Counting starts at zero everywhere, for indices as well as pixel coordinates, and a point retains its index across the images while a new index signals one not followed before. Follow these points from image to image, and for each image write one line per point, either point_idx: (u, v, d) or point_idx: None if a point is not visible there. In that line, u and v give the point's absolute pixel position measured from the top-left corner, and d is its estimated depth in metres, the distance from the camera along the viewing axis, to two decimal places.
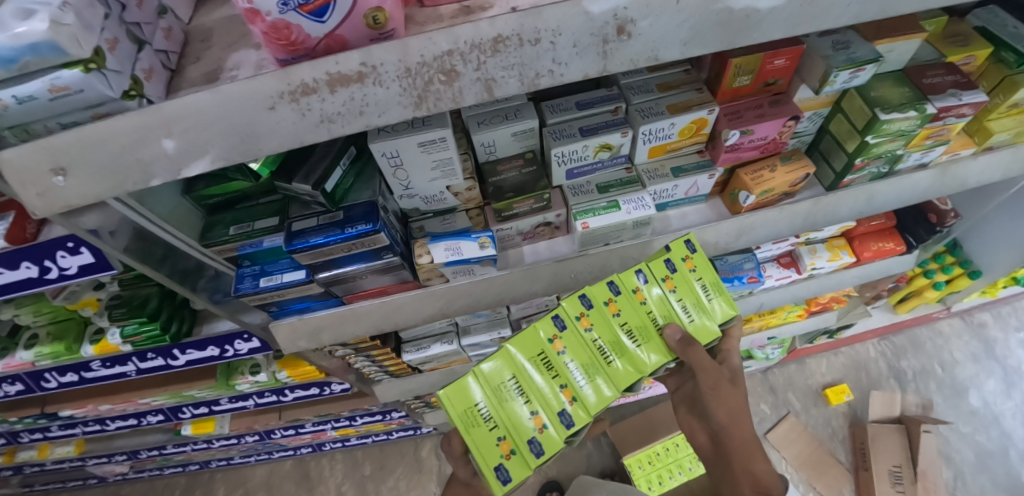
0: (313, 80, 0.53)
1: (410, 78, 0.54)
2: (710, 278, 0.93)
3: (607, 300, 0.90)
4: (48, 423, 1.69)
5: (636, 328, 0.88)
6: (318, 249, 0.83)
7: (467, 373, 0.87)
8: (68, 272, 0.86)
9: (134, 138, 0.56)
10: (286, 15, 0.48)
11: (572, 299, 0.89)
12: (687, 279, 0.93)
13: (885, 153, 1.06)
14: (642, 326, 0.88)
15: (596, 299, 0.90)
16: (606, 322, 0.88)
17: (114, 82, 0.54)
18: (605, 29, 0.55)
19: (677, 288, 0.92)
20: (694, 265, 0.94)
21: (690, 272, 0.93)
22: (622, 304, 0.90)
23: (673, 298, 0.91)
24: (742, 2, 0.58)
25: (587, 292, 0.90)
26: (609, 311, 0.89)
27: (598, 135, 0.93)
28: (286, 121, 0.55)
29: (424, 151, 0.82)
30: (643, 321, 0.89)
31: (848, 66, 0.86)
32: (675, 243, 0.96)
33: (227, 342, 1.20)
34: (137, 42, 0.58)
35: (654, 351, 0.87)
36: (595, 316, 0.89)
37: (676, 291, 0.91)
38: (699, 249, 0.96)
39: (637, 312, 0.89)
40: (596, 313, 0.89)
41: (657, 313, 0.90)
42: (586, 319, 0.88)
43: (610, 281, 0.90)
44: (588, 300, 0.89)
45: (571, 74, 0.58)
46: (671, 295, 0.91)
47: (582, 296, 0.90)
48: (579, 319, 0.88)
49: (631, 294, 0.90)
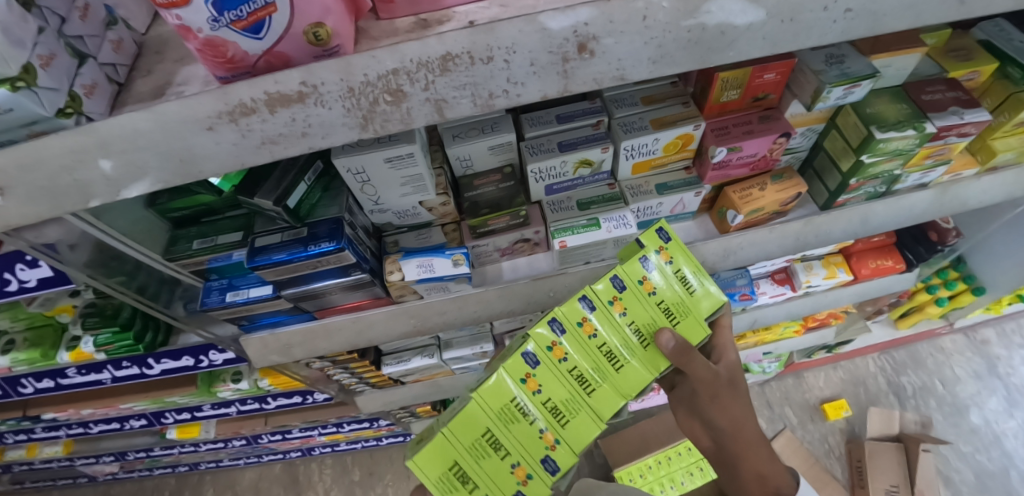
0: (252, 100, 0.51)
1: (354, 97, 0.52)
2: (689, 265, 0.84)
3: (579, 321, 0.82)
4: (31, 425, 1.69)
5: (618, 346, 0.82)
6: (282, 266, 0.81)
7: (441, 428, 0.80)
8: (27, 285, 0.84)
9: (72, 158, 0.54)
10: (218, 31, 0.44)
11: (540, 328, 0.82)
12: (666, 273, 0.83)
13: (882, 173, 1.02)
14: (624, 342, 0.82)
15: (567, 323, 0.82)
16: (582, 348, 0.82)
17: (47, 100, 0.52)
18: (564, 47, 0.52)
19: (655, 286, 0.83)
20: (671, 256, 0.84)
21: (668, 265, 0.83)
22: (597, 320, 0.82)
23: (654, 301, 0.82)
24: (718, 18, 0.54)
25: (556, 317, 0.82)
26: (584, 333, 0.82)
27: (577, 150, 0.89)
28: (226, 142, 0.54)
29: (392, 167, 0.79)
30: (624, 337, 0.82)
31: (842, 81, 0.81)
32: (646, 235, 0.84)
33: (202, 352, 1.18)
34: (77, 57, 0.56)
35: (641, 365, 0.81)
36: (568, 341, 0.82)
37: (655, 292, 0.82)
38: (674, 236, 0.85)
39: (614, 329, 0.82)
40: (570, 337, 0.82)
41: (638, 322, 0.82)
42: (559, 348, 0.81)
43: (579, 300, 0.82)
44: (559, 326, 0.82)
45: (528, 94, 0.55)
46: (649, 299, 0.82)
47: (553, 321, 0.82)
48: (551, 349, 0.81)
49: (605, 310, 0.82)
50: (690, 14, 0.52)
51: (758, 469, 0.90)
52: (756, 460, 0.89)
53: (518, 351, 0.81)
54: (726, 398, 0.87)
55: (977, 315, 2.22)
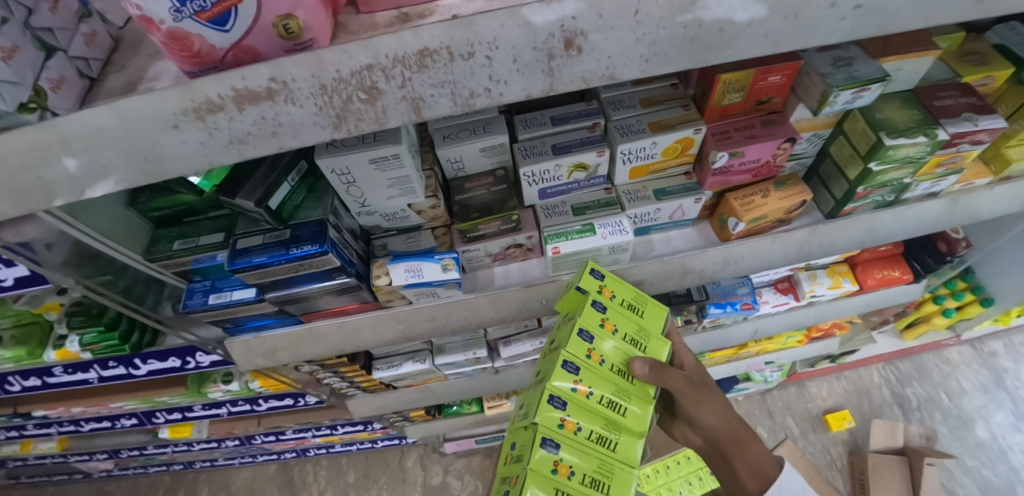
0: (219, 96, 0.48)
1: (327, 95, 0.49)
2: (630, 295, 0.85)
3: (574, 385, 0.73)
4: (22, 422, 1.67)
5: (616, 394, 0.75)
6: (263, 269, 0.78)
7: None
8: (5, 283, 0.82)
9: (33, 155, 0.52)
10: (181, 23, 0.42)
11: (544, 413, 0.70)
12: (617, 309, 0.83)
13: (891, 182, 0.98)
14: (619, 388, 0.76)
15: (564, 392, 0.72)
16: (589, 408, 0.73)
17: (8, 94, 0.49)
18: (550, 43, 0.49)
19: (616, 323, 0.81)
20: (612, 290, 0.85)
21: (614, 299, 0.84)
22: (588, 379, 0.74)
23: (622, 338, 0.80)
24: (716, 13, 0.51)
25: (552, 393, 0.72)
26: (582, 396, 0.73)
27: (572, 153, 0.86)
28: (193, 141, 0.51)
29: (377, 168, 0.76)
30: (617, 384, 0.76)
31: (849, 85, 0.77)
32: (584, 280, 0.84)
33: (188, 354, 1.15)
34: (45, 50, 0.54)
35: (645, 401, 0.77)
36: (574, 411, 0.72)
37: (619, 331, 0.80)
38: (606, 273, 0.86)
39: (607, 378, 0.76)
40: (572, 404, 0.72)
41: (620, 363, 0.78)
42: (570, 421, 0.71)
43: (564, 364, 0.73)
44: (560, 399, 0.72)
45: (512, 93, 0.53)
46: (617, 337, 0.80)
47: (551, 397, 0.72)
48: (563, 427, 0.71)
49: (590, 364, 0.76)
50: (686, 8, 0.50)
51: (747, 458, 0.88)
52: (743, 448, 0.88)
53: (537, 449, 0.68)
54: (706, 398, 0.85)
55: (985, 326, 2.17)
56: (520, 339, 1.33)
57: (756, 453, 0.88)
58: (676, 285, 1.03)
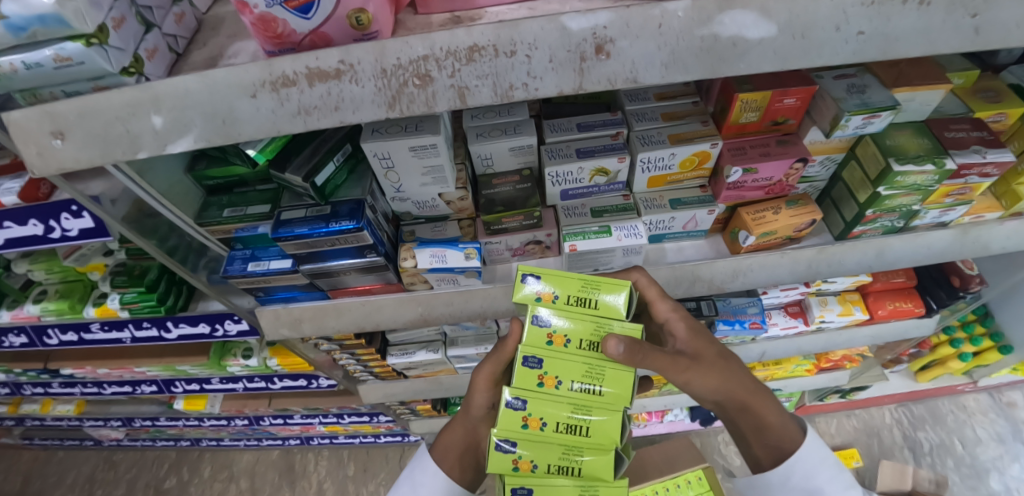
0: (293, 72, 0.55)
1: (386, 78, 0.55)
2: (577, 286, 0.85)
3: (524, 423, 0.81)
4: (50, 379, 1.76)
5: (575, 414, 0.81)
6: (302, 240, 0.85)
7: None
8: (69, 234, 0.90)
9: (127, 111, 0.59)
10: (272, 8, 0.50)
11: (495, 457, 0.82)
12: (562, 315, 0.83)
13: (900, 207, 1.03)
14: (574, 404, 0.81)
15: (515, 433, 0.82)
16: (544, 441, 0.82)
17: (114, 58, 0.58)
18: (582, 46, 0.56)
19: (564, 332, 0.83)
20: (556, 291, 0.85)
21: (558, 303, 0.84)
22: (536, 411, 0.81)
23: (574, 349, 0.83)
24: (730, 30, 0.58)
25: (501, 437, 0.82)
26: (535, 428, 0.81)
27: (594, 157, 0.92)
28: (265, 109, 0.58)
29: (416, 156, 0.83)
30: (572, 402, 0.81)
31: (860, 110, 0.83)
32: (521, 296, 0.84)
33: (219, 321, 1.22)
34: (145, 24, 0.61)
35: (607, 410, 0.81)
36: (526, 446, 0.82)
37: (570, 342, 0.83)
38: (545, 274, 0.85)
39: (559, 404, 0.81)
40: (526, 438, 0.82)
41: (576, 378, 0.81)
42: (524, 461, 0.82)
43: (509, 405, 0.81)
44: (511, 440, 0.82)
45: (546, 89, 0.57)
46: (568, 349, 0.82)
47: (500, 444, 0.82)
48: (518, 466, 0.82)
49: (538, 394, 0.82)
50: (703, 23, 0.57)
51: (761, 423, 0.90)
52: (754, 416, 0.90)
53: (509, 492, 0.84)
54: (706, 373, 0.85)
55: (1001, 375, 2.15)
56: None
57: (770, 419, 0.90)
58: (686, 293, 1.07)
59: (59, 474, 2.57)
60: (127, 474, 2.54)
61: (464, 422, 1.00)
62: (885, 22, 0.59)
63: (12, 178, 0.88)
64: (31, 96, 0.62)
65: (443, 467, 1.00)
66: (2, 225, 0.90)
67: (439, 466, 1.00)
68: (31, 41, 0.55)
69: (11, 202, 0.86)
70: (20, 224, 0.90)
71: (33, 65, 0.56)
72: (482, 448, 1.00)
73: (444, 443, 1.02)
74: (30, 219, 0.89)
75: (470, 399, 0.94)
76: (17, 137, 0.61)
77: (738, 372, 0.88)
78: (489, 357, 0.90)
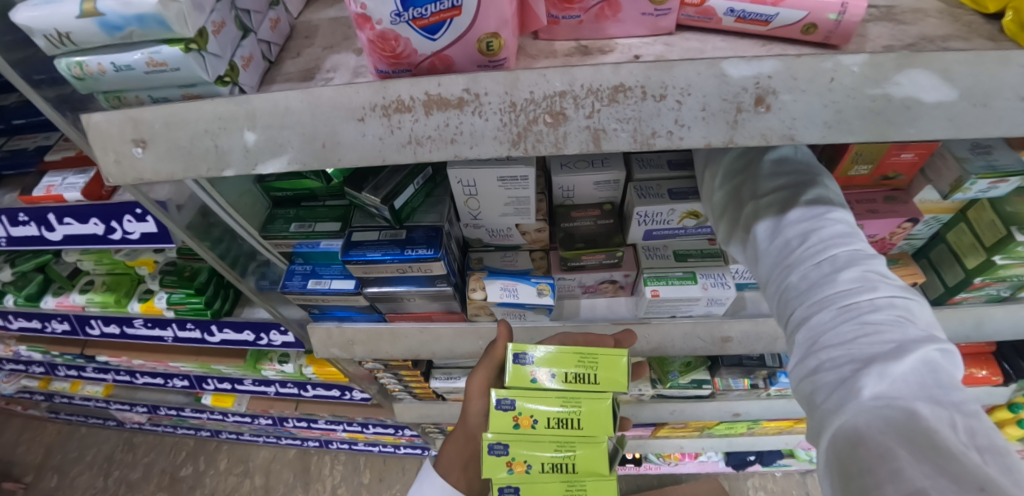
0: (410, 98, 0.50)
1: (514, 113, 0.49)
2: None
3: (513, 422, 0.74)
4: (84, 363, 1.74)
5: (564, 407, 0.73)
6: (373, 265, 0.79)
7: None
8: (130, 237, 0.86)
9: (218, 125, 0.54)
10: (397, 26, 0.45)
11: (486, 462, 0.75)
12: None
13: (1012, 276, 0.93)
14: (562, 398, 0.74)
15: (505, 435, 0.75)
16: (533, 439, 0.75)
17: (211, 66, 0.52)
18: (740, 96, 0.49)
19: None
20: None
21: None
22: (525, 408, 0.74)
23: None
24: (908, 91, 0.50)
25: (494, 441, 0.75)
26: (526, 428, 0.74)
27: (688, 201, 0.83)
28: (372, 135, 0.52)
29: (503, 186, 0.76)
30: (563, 395, 0.74)
31: (989, 175, 0.75)
32: None
33: (264, 330, 1.18)
34: (242, 29, 0.56)
35: (596, 398, 0.73)
36: (519, 447, 0.75)
37: None
38: None
39: (547, 397, 0.74)
40: (518, 439, 0.75)
41: (570, 370, 0.74)
42: (517, 462, 0.75)
43: (497, 406, 0.74)
44: (503, 443, 0.75)
45: (692, 139, 0.50)
46: None
47: (491, 447, 0.75)
48: (513, 468, 0.75)
49: (527, 389, 0.74)
50: (878, 82, 0.49)
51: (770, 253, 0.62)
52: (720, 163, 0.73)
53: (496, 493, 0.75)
54: None
55: None
56: None
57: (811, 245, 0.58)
58: (763, 349, 0.99)
59: (80, 450, 2.57)
60: (145, 457, 2.52)
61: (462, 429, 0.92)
62: None
63: (77, 173, 0.85)
64: (115, 99, 0.57)
65: (450, 480, 0.95)
66: (63, 221, 0.87)
67: (444, 479, 0.95)
68: (124, 42, 0.50)
69: (74, 198, 0.83)
70: (81, 222, 0.86)
71: (123, 67, 0.52)
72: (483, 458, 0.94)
73: (447, 456, 0.95)
74: (91, 218, 0.85)
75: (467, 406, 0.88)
76: (96, 142, 0.57)
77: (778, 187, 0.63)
78: (482, 363, 0.84)
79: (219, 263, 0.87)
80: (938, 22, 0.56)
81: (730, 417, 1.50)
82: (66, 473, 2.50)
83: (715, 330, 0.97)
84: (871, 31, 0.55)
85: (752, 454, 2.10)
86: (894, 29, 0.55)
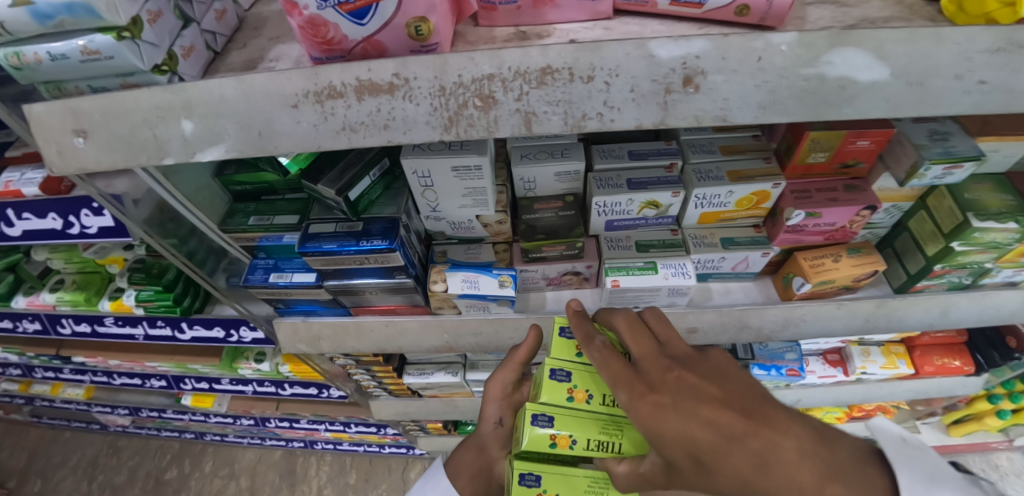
0: (341, 84, 0.50)
1: (445, 98, 0.50)
2: None
3: (567, 391, 0.69)
4: (61, 364, 1.73)
5: None
6: (330, 256, 0.79)
7: None
8: (89, 231, 0.86)
9: (155, 115, 0.54)
10: (324, 11, 0.45)
11: (529, 433, 0.66)
12: None
13: (972, 263, 0.94)
14: None
15: (556, 405, 0.68)
16: (582, 416, 0.67)
17: (146, 55, 0.52)
18: (669, 77, 0.50)
19: None
20: None
21: None
22: (580, 380, 0.70)
23: None
24: (837, 71, 0.51)
25: (536, 410, 0.67)
26: (578, 402, 0.68)
27: (646, 190, 0.84)
28: (306, 122, 0.53)
29: (458, 177, 0.77)
30: None
31: (942, 160, 0.74)
32: None
33: (234, 327, 1.17)
34: (183, 19, 0.56)
35: None
36: (565, 422, 0.66)
37: None
38: None
39: (601, 376, 0.70)
40: (566, 415, 0.67)
41: None
42: (563, 435, 0.66)
43: (552, 375, 0.69)
44: (547, 413, 0.67)
45: (623, 122, 0.52)
46: None
47: (536, 416, 0.67)
48: (556, 444, 0.66)
49: (578, 365, 0.71)
50: (808, 61, 0.50)
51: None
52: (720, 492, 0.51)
53: (513, 479, 0.70)
54: (676, 425, 0.51)
55: None
56: None
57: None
58: (728, 339, 1.00)
59: (63, 454, 2.55)
60: (129, 460, 2.51)
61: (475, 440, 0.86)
62: (1009, 74, 0.51)
63: (35, 168, 0.85)
64: (56, 89, 0.57)
65: (456, 485, 0.87)
66: (22, 216, 0.87)
67: (451, 482, 0.87)
68: (58, 30, 0.50)
69: (32, 193, 0.83)
70: (40, 217, 0.86)
71: (58, 57, 0.51)
72: (496, 475, 0.84)
73: (458, 458, 0.88)
74: (49, 213, 0.85)
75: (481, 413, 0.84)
76: (37, 134, 0.57)
77: (761, 465, 0.49)
78: (504, 365, 0.82)
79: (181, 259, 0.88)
80: (878, 5, 0.56)
81: None
82: (50, 477, 2.48)
83: (680, 321, 0.98)
84: (809, 14, 0.56)
85: None
86: (833, 11, 0.56)
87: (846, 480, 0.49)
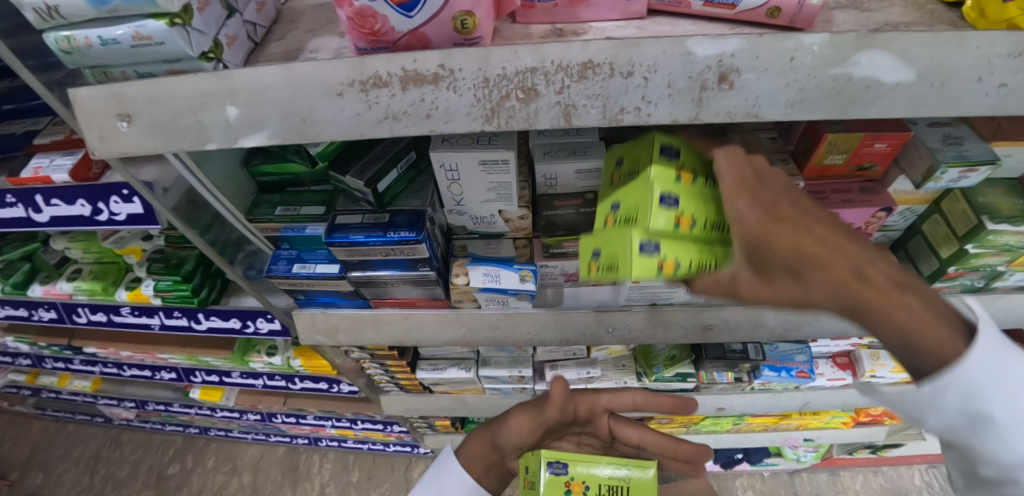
0: (387, 74, 0.51)
1: (487, 89, 0.51)
2: None
3: (676, 217, 0.58)
4: (72, 355, 1.74)
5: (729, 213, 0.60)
6: (356, 247, 0.81)
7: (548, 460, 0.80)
8: (117, 218, 0.87)
9: (199, 101, 0.55)
10: (374, 3, 0.46)
11: (636, 259, 0.56)
12: None
13: (985, 267, 0.95)
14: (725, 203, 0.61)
15: (664, 232, 0.58)
16: (692, 241, 0.58)
17: (195, 42, 0.54)
18: (704, 74, 0.51)
19: None
20: None
21: None
22: (687, 205, 0.59)
23: None
24: (866, 71, 0.52)
25: (642, 236, 0.57)
26: (687, 228, 0.58)
27: None
28: (349, 111, 0.54)
29: (484, 171, 0.78)
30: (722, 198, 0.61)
31: (959, 164, 0.77)
32: None
33: (251, 318, 1.18)
34: (228, 9, 0.58)
35: None
36: (674, 244, 0.58)
37: None
38: None
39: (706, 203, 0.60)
40: (674, 241, 0.58)
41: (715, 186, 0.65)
42: (670, 263, 0.57)
43: (661, 200, 0.58)
44: (654, 241, 0.57)
45: (658, 116, 0.54)
46: None
47: (644, 245, 0.57)
48: (663, 272, 0.57)
49: (682, 187, 0.60)
50: (838, 61, 0.52)
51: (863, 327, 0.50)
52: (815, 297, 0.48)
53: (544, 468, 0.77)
54: (785, 230, 0.47)
55: None
56: (567, 365, 1.35)
57: (898, 323, 0.48)
58: (742, 337, 1.00)
59: (66, 447, 2.55)
60: (132, 455, 2.50)
61: (492, 432, 0.92)
62: None
63: (65, 155, 0.86)
64: (102, 74, 0.58)
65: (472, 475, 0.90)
66: (50, 202, 0.88)
67: (467, 473, 0.90)
68: (110, 16, 0.52)
69: (61, 179, 0.84)
70: (68, 204, 0.87)
71: (109, 42, 0.53)
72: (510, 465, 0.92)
73: (472, 447, 0.92)
74: (78, 200, 0.86)
75: (512, 424, 0.87)
76: (81, 118, 0.58)
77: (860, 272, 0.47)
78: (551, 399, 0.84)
79: (207, 247, 0.87)
80: (902, 9, 0.58)
81: (715, 412, 1.46)
82: (52, 470, 2.48)
83: (696, 318, 0.97)
84: (836, 17, 0.57)
85: (740, 452, 2.03)
86: (858, 15, 0.57)
87: (913, 290, 0.49)
